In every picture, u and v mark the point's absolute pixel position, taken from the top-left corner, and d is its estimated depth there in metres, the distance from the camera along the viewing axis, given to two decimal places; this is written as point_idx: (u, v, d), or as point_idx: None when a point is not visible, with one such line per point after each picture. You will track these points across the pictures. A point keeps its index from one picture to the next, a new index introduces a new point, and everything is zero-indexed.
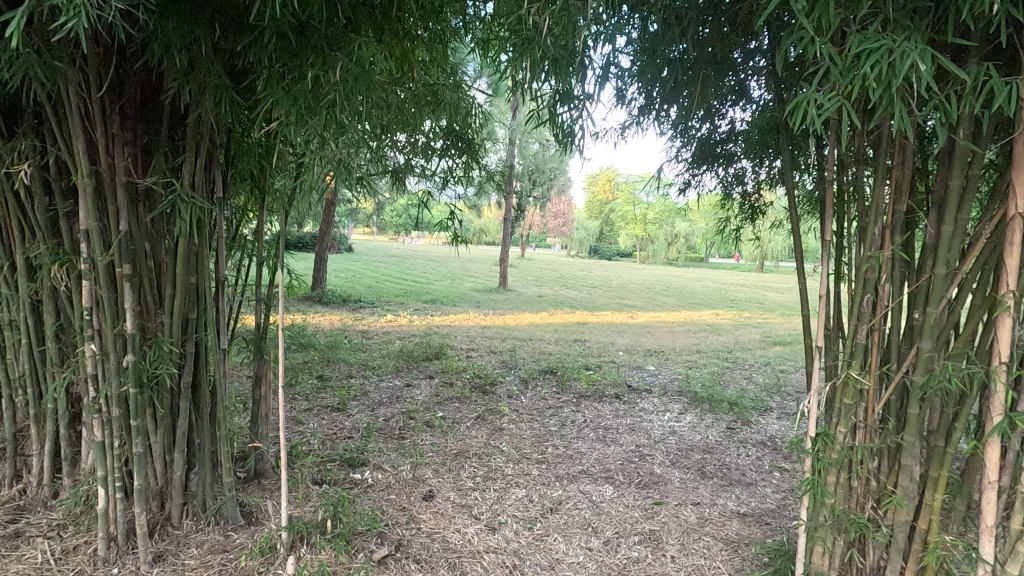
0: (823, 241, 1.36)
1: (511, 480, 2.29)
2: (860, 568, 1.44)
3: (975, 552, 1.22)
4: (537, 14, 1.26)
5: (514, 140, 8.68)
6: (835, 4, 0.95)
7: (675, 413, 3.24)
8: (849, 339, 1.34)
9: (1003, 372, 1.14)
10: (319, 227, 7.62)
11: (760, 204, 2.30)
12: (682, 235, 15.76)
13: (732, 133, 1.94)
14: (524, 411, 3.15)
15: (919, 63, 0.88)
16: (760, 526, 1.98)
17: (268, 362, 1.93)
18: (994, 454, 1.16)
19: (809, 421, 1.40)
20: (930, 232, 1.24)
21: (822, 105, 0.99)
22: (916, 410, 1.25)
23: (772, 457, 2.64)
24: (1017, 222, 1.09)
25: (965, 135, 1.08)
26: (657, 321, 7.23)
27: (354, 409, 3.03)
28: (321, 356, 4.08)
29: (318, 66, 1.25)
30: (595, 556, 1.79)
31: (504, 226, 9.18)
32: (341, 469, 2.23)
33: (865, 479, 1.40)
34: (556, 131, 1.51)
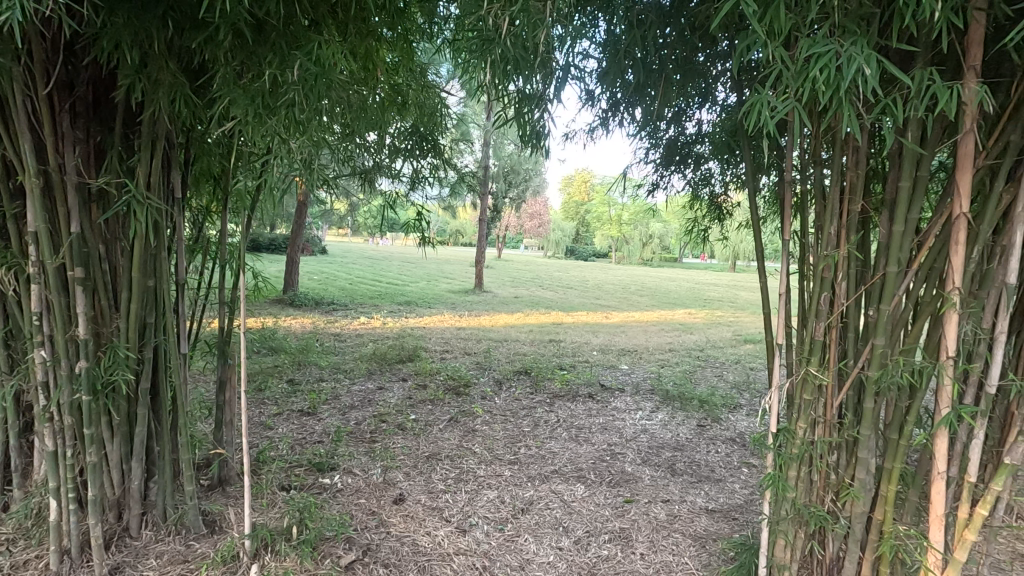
0: (783, 240, 1.38)
1: (483, 481, 2.28)
2: (819, 560, 1.48)
3: (926, 541, 1.25)
4: (498, 16, 1.26)
5: (489, 141, 8.68)
6: (784, 9, 0.98)
7: (647, 412, 3.28)
8: (808, 337, 1.37)
9: (951, 366, 1.17)
10: (291, 229, 7.51)
11: (727, 205, 2.33)
12: (657, 235, 15.97)
13: (699, 134, 1.98)
14: (498, 412, 3.16)
15: (864, 67, 0.91)
16: (728, 521, 2.01)
17: (233, 367, 1.89)
18: (942, 446, 1.19)
19: (771, 417, 1.42)
20: (883, 232, 1.28)
21: (775, 107, 1.01)
22: (871, 405, 1.28)
23: (741, 454, 2.69)
24: (962, 222, 1.12)
25: (912, 136, 1.12)
26: (632, 321, 7.28)
27: (325, 413, 2.99)
28: (292, 360, 4.00)
29: (276, 65, 1.24)
30: (566, 555, 1.79)
31: (479, 227, 9.15)
32: (309, 475, 2.20)
33: (824, 473, 1.43)
34: (524, 132, 1.50)
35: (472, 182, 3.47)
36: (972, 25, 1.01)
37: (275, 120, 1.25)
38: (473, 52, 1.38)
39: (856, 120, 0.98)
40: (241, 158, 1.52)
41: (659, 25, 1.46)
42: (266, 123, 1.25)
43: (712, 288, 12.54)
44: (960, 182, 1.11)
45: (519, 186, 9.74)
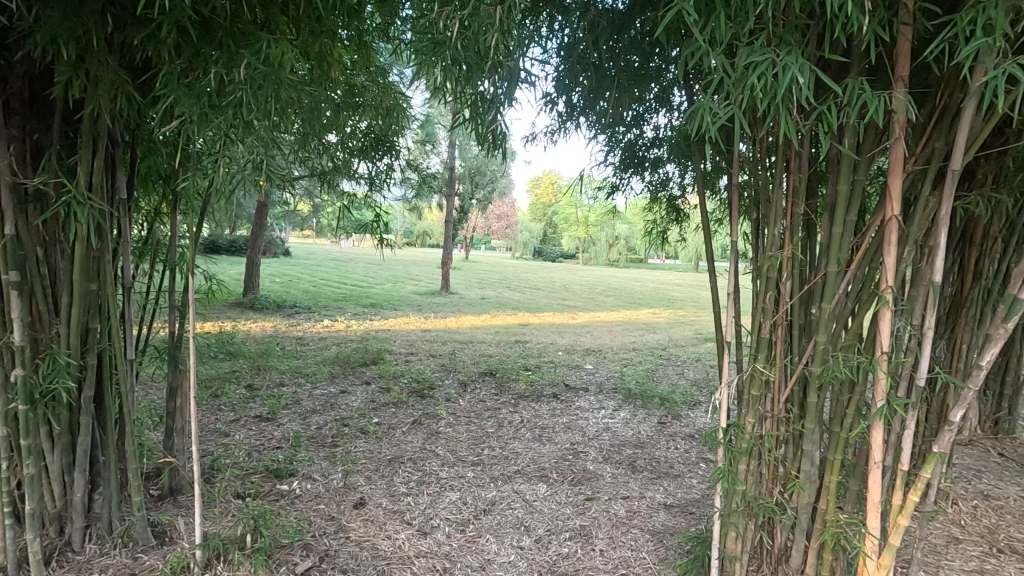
0: (732, 240, 1.42)
1: (445, 483, 2.28)
2: (768, 550, 1.54)
3: (864, 528, 1.30)
4: (447, 18, 1.27)
5: (455, 142, 8.67)
6: (725, 18, 1.02)
7: (609, 410, 3.33)
8: (755, 334, 1.42)
9: (885, 361, 1.22)
10: (251, 230, 7.31)
11: (686, 208, 2.39)
12: (623, 236, 16.23)
13: (657, 139, 2.03)
14: (461, 414, 3.15)
15: (798, 76, 0.95)
16: (685, 516, 2.06)
17: (184, 372, 1.83)
18: (878, 437, 1.25)
19: (722, 414, 1.46)
20: (824, 233, 1.33)
21: (717, 112, 1.05)
22: (815, 400, 1.34)
23: (699, 449, 2.75)
24: (893, 224, 1.18)
25: (848, 142, 1.17)
26: (597, 321, 7.38)
27: (284, 418, 2.93)
28: (251, 364, 3.90)
29: (222, 64, 1.23)
30: (526, 555, 1.80)
31: (445, 228, 9.10)
32: (266, 482, 2.15)
33: (772, 466, 1.48)
34: (482, 133, 1.51)
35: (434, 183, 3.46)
36: (899, 38, 1.07)
37: (222, 119, 1.23)
38: (424, 54, 1.38)
39: (792, 125, 1.03)
40: (189, 158, 1.47)
41: (610, 34, 1.50)
42: (213, 122, 1.24)
43: (675, 288, 12.83)
44: (891, 186, 1.17)
45: (486, 188, 9.72)
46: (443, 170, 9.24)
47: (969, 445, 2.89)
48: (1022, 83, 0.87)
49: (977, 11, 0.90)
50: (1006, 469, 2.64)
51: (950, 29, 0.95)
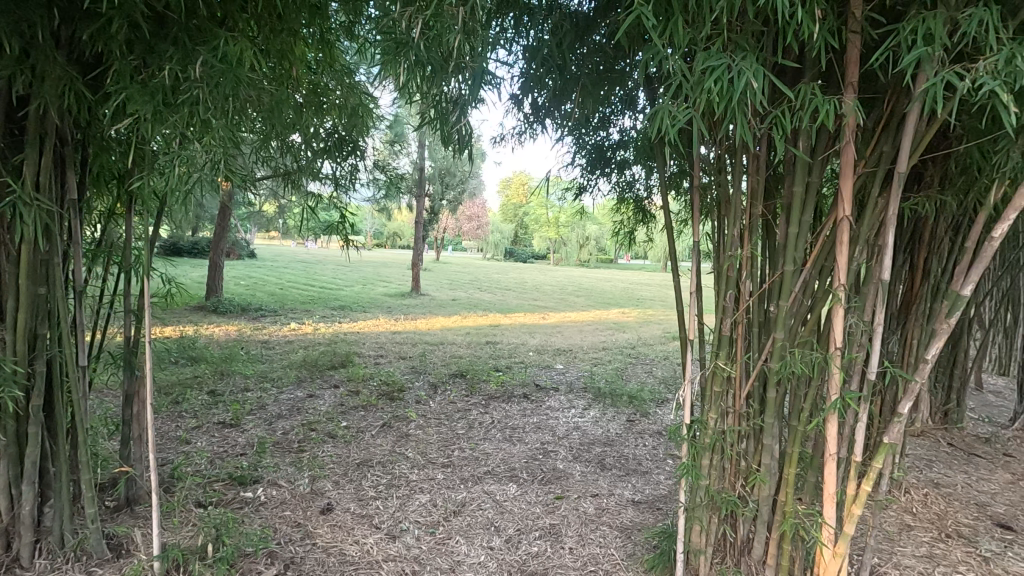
0: (694, 240, 1.45)
1: (415, 485, 2.26)
2: (731, 542, 1.58)
3: (821, 518, 1.35)
4: (410, 18, 1.26)
5: (424, 142, 8.61)
6: (683, 23, 1.04)
7: (579, 409, 3.36)
8: (717, 332, 1.45)
9: (838, 356, 1.27)
10: (214, 231, 7.12)
11: (653, 209, 2.40)
12: (593, 237, 16.40)
13: (623, 140, 2.06)
14: (432, 416, 3.13)
15: (752, 81, 0.98)
16: (652, 511, 2.09)
17: (141, 379, 1.77)
18: (832, 430, 1.30)
19: (685, 410, 1.49)
20: (781, 233, 1.37)
21: (676, 116, 1.07)
22: (773, 395, 1.38)
23: (666, 446, 2.80)
24: (845, 224, 1.23)
25: (802, 145, 1.22)
26: (568, 321, 7.44)
27: (249, 424, 2.86)
28: (213, 369, 3.80)
29: (177, 60, 1.21)
30: (496, 555, 1.81)
31: (415, 229, 9.03)
32: (228, 489, 2.09)
33: (734, 461, 1.52)
34: (449, 133, 1.52)
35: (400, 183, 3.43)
36: (848, 46, 1.11)
37: (177, 118, 1.21)
38: (388, 55, 1.37)
39: (748, 129, 1.06)
40: (142, 157, 1.42)
41: (574, 36, 1.52)
42: (167, 120, 1.22)
43: (644, 287, 13.04)
44: (843, 188, 1.21)
45: (456, 188, 9.67)
46: (412, 171, 9.18)
47: (920, 436, 3.02)
48: (957, 91, 0.92)
49: (917, 22, 0.94)
50: (955, 458, 2.77)
51: (891, 38, 0.99)
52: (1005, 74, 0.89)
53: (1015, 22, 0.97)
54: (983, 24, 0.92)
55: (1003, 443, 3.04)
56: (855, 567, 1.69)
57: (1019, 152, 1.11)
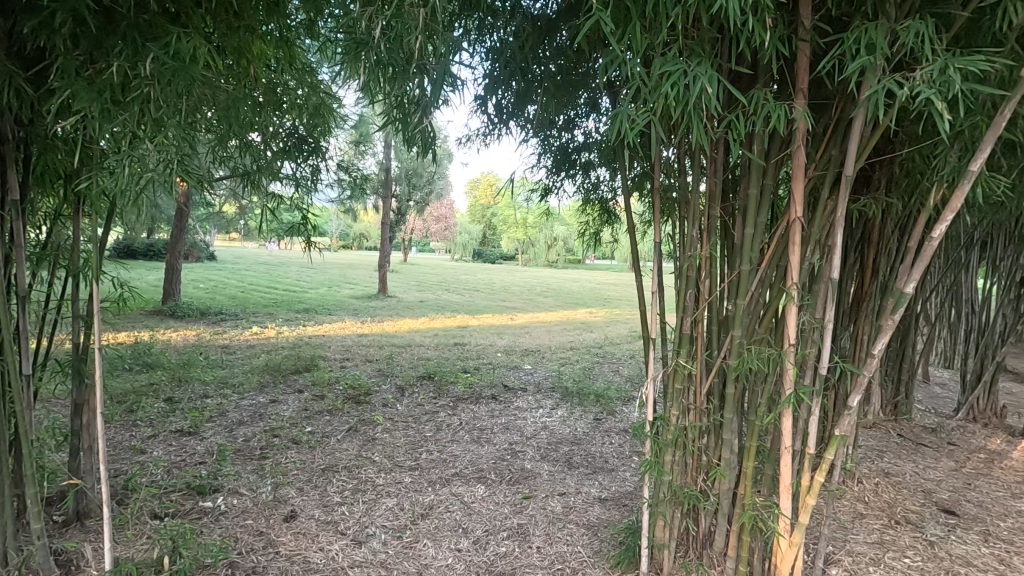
0: (655, 240, 1.48)
1: (381, 489, 2.24)
2: (694, 535, 1.62)
3: (777, 508, 1.40)
4: (370, 18, 1.25)
5: (390, 142, 8.51)
6: (640, 29, 1.07)
7: (547, 409, 3.38)
8: (678, 330, 1.48)
9: (792, 352, 1.32)
10: (170, 233, 6.88)
11: (617, 209, 2.44)
12: (561, 238, 16.54)
13: (588, 142, 2.08)
14: (399, 419, 3.10)
15: (707, 86, 1.01)
16: (618, 508, 2.12)
17: (91, 388, 1.70)
18: (787, 424, 1.34)
19: (648, 407, 1.51)
20: (738, 234, 1.41)
21: (635, 119, 1.10)
22: (732, 391, 1.42)
23: (632, 443, 2.85)
24: (797, 225, 1.27)
25: (757, 149, 1.26)
26: (536, 322, 7.49)
27: (208, 431, 2.78)
28: (171, 376, 3.67)
29: (126, 56, 1.18)
30: (464, 556, 1.80)
31: (381, 231, 8.93)
32: (186, 500, 2.03)
33: (696, 456, 1.56)
34: (413, 134, 1.51)
35: (364, 183, 3.38)
36: (799, 54, 1.15)
37: (127, 116, 1.18)
38: (349, 54, 1.36)
39: (704, 132, 1.09)
40: (90, 156, 1.37)
41: (537, 38, 1.53)
42: (116, 118, 1.18)
43: (610, 288, 13.23)
44: (795, 190, 1.26)
45: (423, 189, 9.59)
46: (378, 171, 9.06)
47: (872, 428, 3.16)
48: (898, 98, 0.96)
49: (861, 32, 0.99)
50: (903, 447, 2.90)
51: (837, 47, 1.04)
52: (940, 84, 0.94)
53: (950, 34, 1.03)
54: (920, 35, 0.97)
55: (947, 432, 3.21)
56: (811, 556, 1.75)
57: (956, 156, 1.17)
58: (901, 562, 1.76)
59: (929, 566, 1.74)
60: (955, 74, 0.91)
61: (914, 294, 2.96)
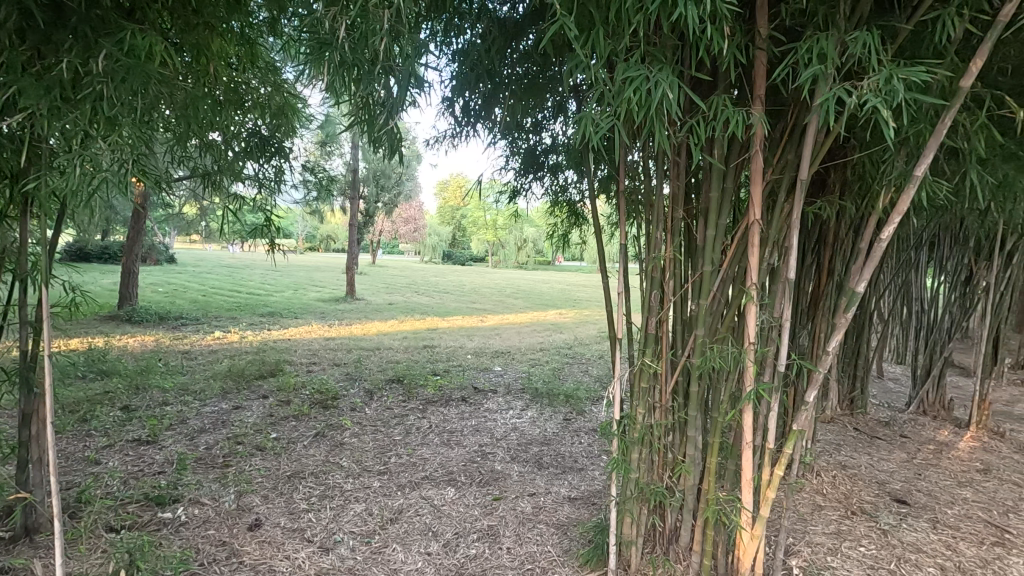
0: (622, 242, 1.50)
1: (350, 495, 2.20)
2: (660, 530, 1.65)
3: (739, 502, 1.43)
4: (334, 18, 1.24)
5: (357, 143, 8.40)
6: (603, 35, 1.09)
7: (517, 410, 3.39)
8: (643, 331, 1.51)
9: (752, 351, 1.36)
10: (127, 235, 6.63)
11: (584, 211, 2.46)
12: (531, 240, 16.61)
13: (555, 145, 2.10)
14: (367, 423, 3.06)
15: (668, 91, 1.04)
16: (587, 507, 2.15)
17: (41, 397, 1.63)
18: (748, 420, 1.38)
19: (615, 406, 1.53)
20: (700, 236, 1.45)
21: (600, 123, 1.11)
22: (696, 389, 1.46)
23: (601, 442, 2.88)
24: (756, 227, 1.32)
25: (717, 153, 1.29)
26: (507, 323, 7.50)
27: (168, 440, 2.69)
28: (127, 383, 3.54)
29: (76, 53, 1.14)
30: (434, 559, 1.79)
31: (349, 233, 8.80)
32: (144, 511, 1.96)
33: (662, 453, 1.59)
34: (380, 135, 1.50)
35: (329, 184, 3.32)
36: (756, 62, 1.19)
37: (78, 114, 1.14)
38: (312, 54, 1.34)
39: (666, 136, 1.12)
40: (38, 155, 1.32)
41: (504, 41, 1.54)
42: (66, 116, 1.14)
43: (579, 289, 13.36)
44: (753, 193, 1.30)
45: (391, 191, 9.49)
46: (345, 172, 8.93)
47: (830, 422, 3.27)
48: (847, 106, 1.01)
49: (812, 42, 1.03)
50: (859, 440, 3.02)
51: (791, 56, 1.08)
52: (886, 92, 0.98)
53: (895, 46, 1.08)
54: (867, 46, 1.01)
55: (899, 425, 3.35)
56: (772, 547, 1.80)
57: (902, 162, 1.23)
58: (856, 550, 1.83)
59: (883, 553, 1.82)
60: (899, 84, 0.96)
61: (868, 293, 3.08)
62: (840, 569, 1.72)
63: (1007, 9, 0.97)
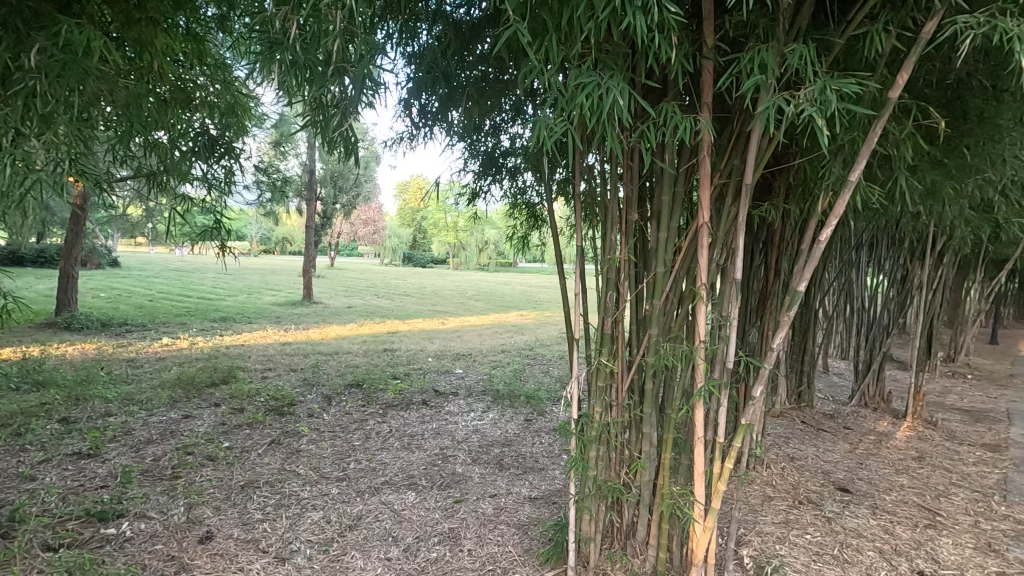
0: (578, 244, 1.53)
1: (307, 503, 2.16)
2: (618, 526, 1.69)
3: (693, 496, 1.48)
4: (285, 17, 1.22)
5: (314, 143, 8.21)
6: (556, 41, 1.11)
7: (478, 412, 3.40)
8: (599, 330, 1.54)
9: (702, 348, 1.40)
10: (65, 237, 6.28)
11: (543, 214, 2.49)
12: (492, 242, 16.63)
13: (513, 147, 2.12)
14: (325, 429, 3.00)
15: (619, 98, 1.07)
16: (548, 506, 2.17)
17: None
18: (700, 415, 1.43)
19: (573, 406, 1.55)
20: (653, 238, 1.49)
21: (553, 128, 1.13)
22: (650, 387, 1.50)
23: (561, 442, 2.92)
24: (705, 229, 1.36)
25: (668, 157, 1.33)
26: (468, 326, 7.49)
27: (111, 453, 2.56)
28: (66, 394, 3.35)
29: (5, 46, 1.10)
30: (393, 565, 1.78)
31: (306, 235, 8.59)
32: (85, 528, 1.86)
33: (618, 451, 1.62)
34: (335, 136, 1.49)
35: (284, 185, 3.24)
36: (703, 70, 1.23)
37: (7, 110, 1.09)
38: (263, 53, 1.32)
39: (617, 141, 1.14)
40: None
41: (460, 44, 1.55)
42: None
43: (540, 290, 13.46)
44: (702, 197, 1.35)
45: (349, 193, 9.33)
46: (301, 173, 8.70)
47: (779, 416, 3.41)
48: (786, 114, 1.06)
49: (754, 53, 1.08)
50: (806, 433, 3.16)
51: (734, 66, 1.13)
52: (821, 102, 1.04)
53: (830, 58, 1.15)
54: (803, 57, 1.07)
55: (843, 418, 3.52)
56: (725, 539, 1.87)
57: (838, 167, 1.30)
58: (803, 538, 1.91)
59: (827, 540, 1.91)
60: (832, 94, 1.02)
61: (813, 292, 3.23)
62: (788, 556, 1.79)
63: (928, 25, 1.04)
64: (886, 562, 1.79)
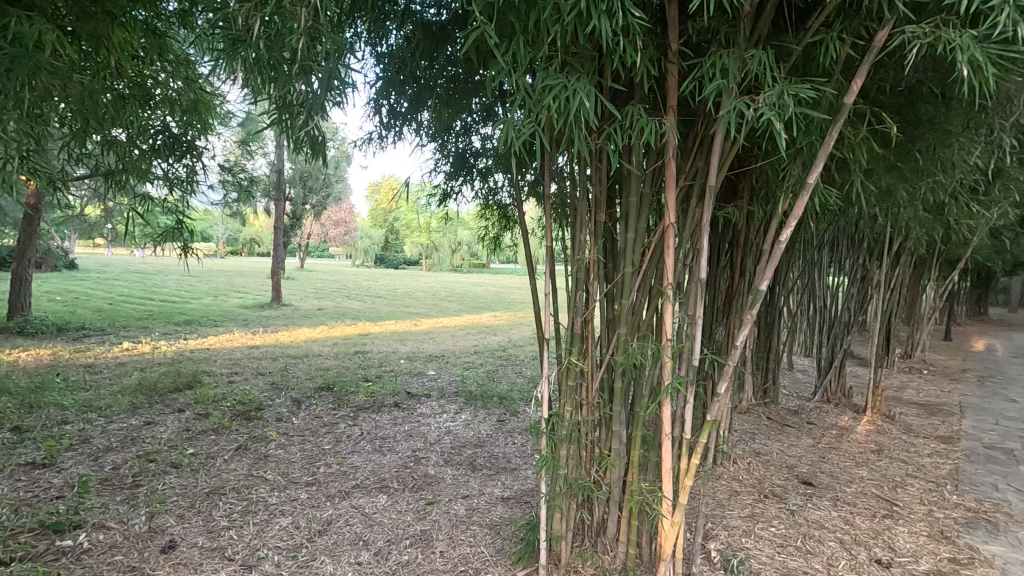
0: (548, 244, 1.54)
1: (275, 509, 2.12)
2: (588, 523, 1.70)
3: (660, 491, 1.50)
4: (248, 14, 1.20)
5: (282, 143, 8.06)
6: (524, 43, 1.11)
7: (451, 414, 3.39)
8: (569, 330, 1.56)
9: (669, 345, 1.43)
10: (18, 238, 6.01)
11: (515, 215, 2.49)
12: (465, 243, 16.61)
13: (484, 147, 2.12)
14: (294, 433, 2.95)
15: (585, 100, 1.08)
16: (520, 505, 2.18)
17: None
18: (667, 412, 1.45)
19: (544, 405, 1.56)
20: (621, 238, 1.51)
21: (522, 129, 1.14)
22: (619, 385, 1.52)
23: (534, 441, 2.93)
24: (670, 230, 1.39)
25: (635, 160, 1.35)
26: (441, 327, 7.46)
27: (68, 462, 2.46)
28: (19, 401, 3.22)
29: None
30: (364, 568, 1.76)
31: (274, 236, 8.42)
32: (39, 540, 1.79)
33: (588, 449, 1.64)
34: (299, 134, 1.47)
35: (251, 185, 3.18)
36: (668, 75, 1.26)
37: None
38: (225, 49, 1.30)
39: (584, 143, 1.16)
40: None
41: (428, 43, 1.54)
42: None
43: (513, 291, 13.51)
44: (668, 199, 1.37)
45: (319, 193, 9.18)
46: (269, 172, 8.52)
47: (746, 413, 3.49)
48: (747, 118, 1.09)
49: (715, 58, 1.11)
50: (771, 429, 3.25)
51: (697, 70, 1.15)
52: (779, 107, 1.07)
53: (788, 65, 1.19)
54: (762, 63, 1.10)
55: (807, 414, 3.63)
56: (693, 533, 1.91)
57: (797, 170, 1.34)
58: (768, 531, 1.97)
59: (790, 532, 1.97)
60: (789, 99, 1.05)
61: (777, 292, 3.32)
62: (753, 549, 1.84)
63: (880, 34, 1.08)
64: (846, 552, 1.86)
